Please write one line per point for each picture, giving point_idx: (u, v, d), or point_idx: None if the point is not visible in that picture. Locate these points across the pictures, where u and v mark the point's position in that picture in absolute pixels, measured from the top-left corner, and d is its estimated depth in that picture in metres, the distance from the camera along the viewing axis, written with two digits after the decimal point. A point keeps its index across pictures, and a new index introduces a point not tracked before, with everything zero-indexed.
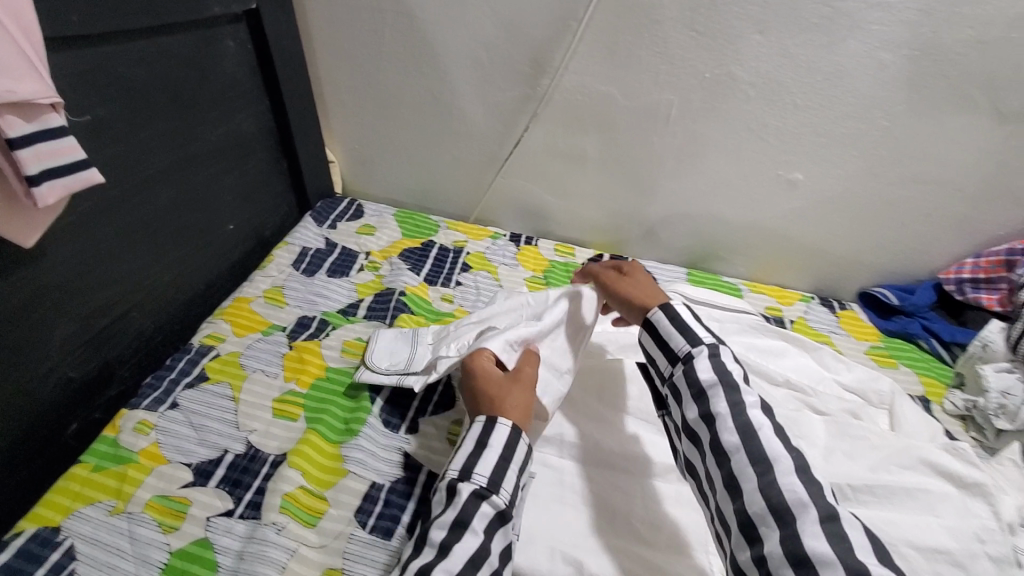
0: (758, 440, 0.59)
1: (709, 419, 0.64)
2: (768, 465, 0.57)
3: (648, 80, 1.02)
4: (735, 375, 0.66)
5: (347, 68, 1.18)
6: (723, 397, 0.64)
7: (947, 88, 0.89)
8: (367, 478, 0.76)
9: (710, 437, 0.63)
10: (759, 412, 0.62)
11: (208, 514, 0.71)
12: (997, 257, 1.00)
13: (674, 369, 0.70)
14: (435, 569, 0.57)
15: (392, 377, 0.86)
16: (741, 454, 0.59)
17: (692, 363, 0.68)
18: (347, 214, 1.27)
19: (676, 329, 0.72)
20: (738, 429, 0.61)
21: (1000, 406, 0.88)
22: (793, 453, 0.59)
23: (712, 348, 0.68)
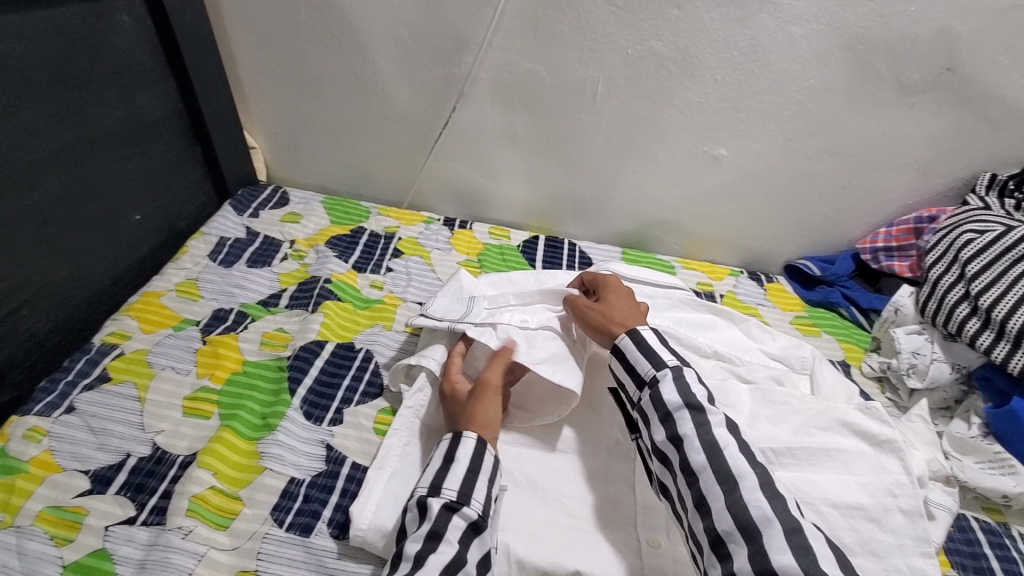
0: (723, 457, 0.60)
1: (676, 441, 0.64)
2: (734, 484, 0.58)
3: (572, 57, 1.01)
4: (700, 396, 0.66)
5: (262, 47, 1.12)
6: (690, 418, 0.64)
7: (853, 60, 0.93)
8: (285, 473, 0.72)
9: (678, 459, 0.63)
10: (725, 431, 0.63)
11: (107, 523, 0.66)
12: (907, 225, 1.07)
13: (642, 393, 0.70)
14: None
15: (447, 324, 0.85)
16: (707, 473, 0.60)
17: (657, 387, 0.68)
18: (271, 202, 1.21)
19: (640, 352, 0.72)
20: (704, 448, 0.61)
21: (911, 365, 0.92)
22: (758, 469, 0.60)
23: (675, 372, 0.68)
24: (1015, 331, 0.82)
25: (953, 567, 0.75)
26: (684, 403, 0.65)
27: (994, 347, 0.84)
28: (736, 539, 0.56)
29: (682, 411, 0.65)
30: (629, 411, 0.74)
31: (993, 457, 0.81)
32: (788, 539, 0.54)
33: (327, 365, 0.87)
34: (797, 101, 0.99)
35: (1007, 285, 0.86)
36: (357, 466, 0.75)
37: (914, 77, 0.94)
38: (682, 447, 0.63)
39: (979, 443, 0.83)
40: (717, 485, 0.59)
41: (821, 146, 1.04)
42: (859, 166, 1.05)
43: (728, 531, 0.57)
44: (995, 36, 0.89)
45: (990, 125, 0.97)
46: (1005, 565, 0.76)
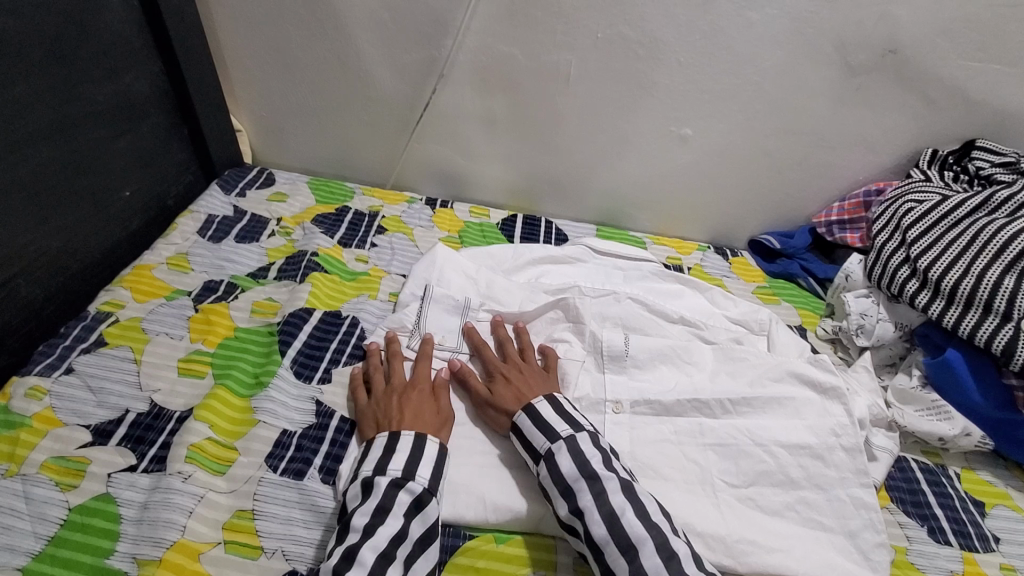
0: (621, 526, 0.64)
1: (579, 513, 0.66)
2: (633, 553, 0.62)
3: (547, 40, 1.07)
4: (595, 462, 0.70)
5: (246, 31, 1.15)
6: (587, 489, 0.67)
7: (804, 43, 1.01)
8: (278, 425, 0.77)
9: (584, 531, 0.66)
10: (621, 497, 0.66)
11: (110, 470, 0.70)
12: (857, 199, 1.15)
13: (539, 468, 0.72)
14: (361, 547, 0.60)
15: (445, 354, 0.90)
16: (611, 545, 0.63)
17: (552, 460, 0.70)
18: (257, 182, 1.25)
19: (535, 426, 0.74)
20: (604, 519, 0.65)
21: (860, 325, 1.00)
22: (654, 531, 0.64)
23: (569, 442, 0.71)
24: (949, 288, 0.91)
25: (891, 501, 0.83)
26: (580, 474, 0.68)
27: (931, 304, 0.93)
28: None
29: (580, 483, 0.68)
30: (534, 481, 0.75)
31: (930, 404, 0.90)
32: None
33: (315, 331, 0.91)
34: (755, 83, 1.06)
35: (943, 249, 0.94)
36: (346, 420, 0.80)
37: (861, 59, 1.01)
38: (585, 519, 0.66)
39: (919, 392, 0.91)
40: (621, 558, 0.63)
41: (778, 125, 1.11)
42: (814, 144, 1.13)
43: None
44: (932, 20, 0.97)
45: (930, 104, 1.05)
46: (941, 500, 0.84)
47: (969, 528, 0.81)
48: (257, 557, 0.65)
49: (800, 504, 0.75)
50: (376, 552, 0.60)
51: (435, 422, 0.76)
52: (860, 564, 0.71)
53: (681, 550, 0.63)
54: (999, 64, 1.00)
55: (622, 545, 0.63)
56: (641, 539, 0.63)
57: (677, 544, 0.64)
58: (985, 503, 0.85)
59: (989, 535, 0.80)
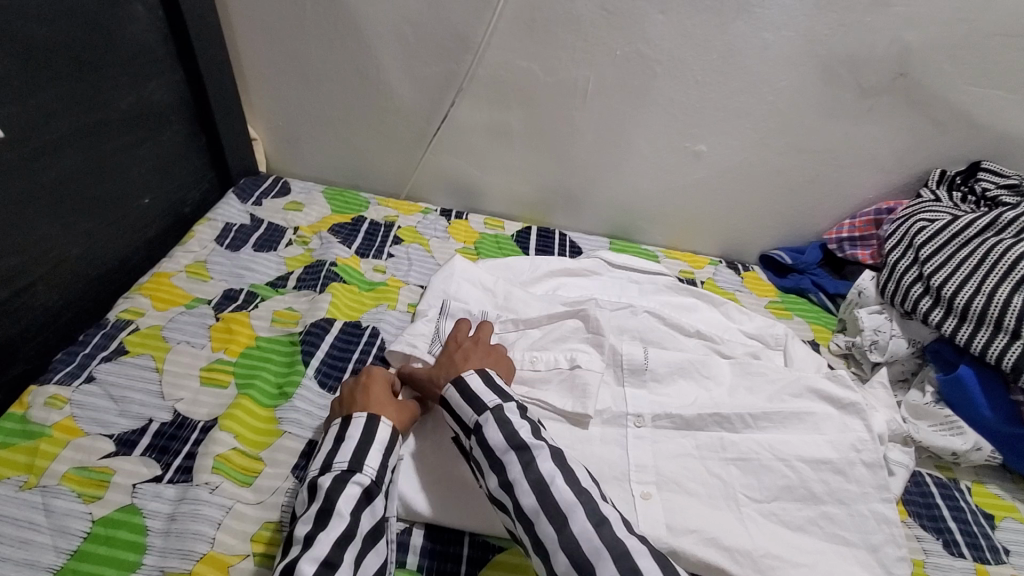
0: (550, 493, 0.63)
1: (508, 485, 0.66)
2: (563, 520, 0.61)
3: (565, 56, 1.09)
4: (524, 432, 0.69)
5: (267, 42, 1.16)
6: (517, 460, 0.66)
7: (818, 64, 1.03)
8: (304, 436, 0.77)
9: (511, 503, 0.65)
10: (551, 464, 0.66)
11: (135, 481, 0.69)
12: (868, 217, 1.17)
13: (470, 441, 0.71)
14: (300, 559, 0.58)
15: None
16: (540, 515, 0.62)
17: (480, 432, 0.70)
18: (273, 191, 1.25)
19: (463, 398, 0.73)
20: (533, 489, 0.64)
21: (874, 341, 1.01)
22: (586, 501, 0.63)
23: (496, 413, 0.70)
24: (962, 306, 0.93)
25: (910, 515, 0.84)
26: (510, 445, 0.68)
27: (943, 321, 0.95)
28: None
29: (510, 454, 0.67)
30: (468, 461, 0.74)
31: (943, 420, 0.91)
32: (616, 564, 0.58)
33: (337, 340, 0.91)
34: (770, 102, 1.08)
35: (956, 267, 0.96)
36: None
37: (873, 81, 1.04)
38: (513, 491, 0.65)
39: (931, 408, 0.92)
40: (549, 525, 0.62)
41: (789, 143, 1.13)
42: (826, 162, 1.15)
43: (563, 574, 0.59)
44: (943, 46, 0.99)
45: (938, 125, 1.08)
46: (954, 513, 0.85)
47: (980, 541, 0.82)
48: None
49: (822, 519, 0.76)
50: (315, 561, 0.57)
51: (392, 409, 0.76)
52: None
53: (609, 516, 0.63)
54: (1004, 89, 1.03)
55: (551, 514, 0.62)
56: (571, 505, 0.62)
57: (607, 511, 0.63)
58: (995, 516, 0.86)
59: (1000, 547, 0.81)
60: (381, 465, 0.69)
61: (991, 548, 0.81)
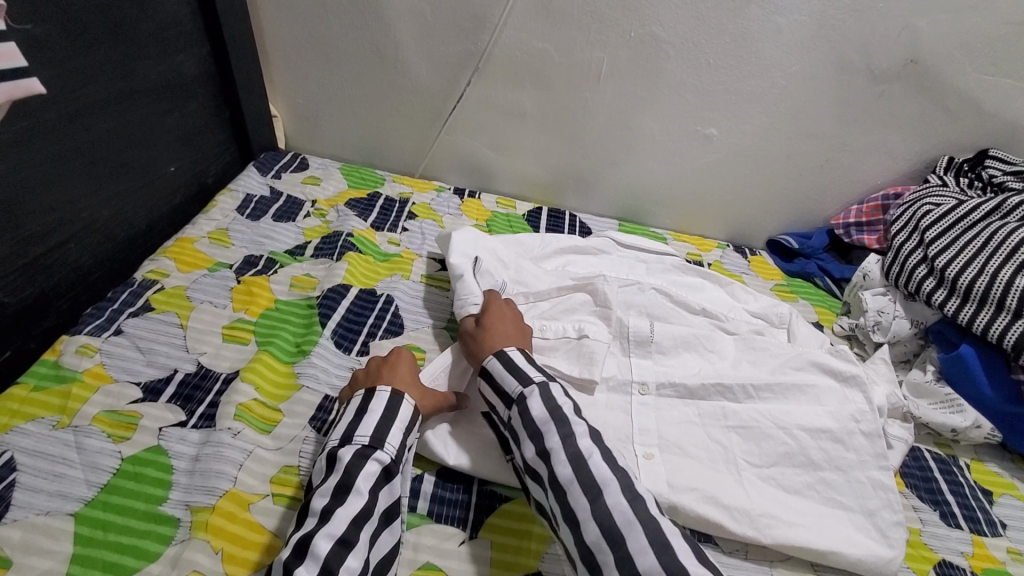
0: (588, 467, 0.64)
1: (544, 455, 0.67)
2: (597, 491, 0.62)
3: (581, 38, 1.11)
4: (565, 409, 0.70)
5: (290, 19, 1.20)
6: (556, 431, 0.68)
7: (830, 49, 1.05)
8: (321, 390, 0.80)
9: (547, 472, 0.66)
10: (588, 441, 0.66)
11: (161, 425, 0.73)
12: (876, 202, 1.19)
13: (510, 411, 0.73)
14: (316, 535, 0.58)
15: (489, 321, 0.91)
16: (574, 485, 0.63)
17: (524, 402, 0.71)
18: (291, 166, 1.29)
19: (506, 370, 0.76)
20: (570, 460, 0.65)
21: (876, 322, 1.03)
22: (620, 475, 0.64)
23: (541, 387, 0.72)
24: (964, 287, 0.95)
25: (907, 487, 0.86)
26: (551, 416, 0.69)
27: (946, 302, 0.96)
28: (603, 548, 0.59)
29: (549, 425, 0.68)
30: (501, 431, 0.76)
31: (944, 398, 0.93)
32: (648, 539, 0.57)
33: (352, 305, 0.94)
34: (781, 86, 1.10)
35: (960, 249, 0.98)
36: None
37: (883, 66, 1.05)
38: (550, 461, 0.66)
39: (933, 386, 0.95)
40: (583, 496, 0.62)
41: (799, 128, 1.15)
42: (834, 148, 1.16)
43: (594, 542, 0.59)
44: (954, 32, 1.01)
45: (948, 113, 1.09)
46: (951, 487, 0.87)
47: (977, 514, 0.83)
48: None
49: (820, 484, 0.78)
50: (331, 538, 0.58)
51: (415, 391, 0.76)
52: (877, 540, 0.74)
53: (643, 490, 0.63)
54: (1013, 78, 1.04)
55: (585, 485, 0.63)
56: (606, 480, 0.62)
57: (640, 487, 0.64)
58: (993, 492, 0.87)
59: (996, 521, 0.83)
60: (399, 445, 0.69)
61: (988, 521, 0.83)
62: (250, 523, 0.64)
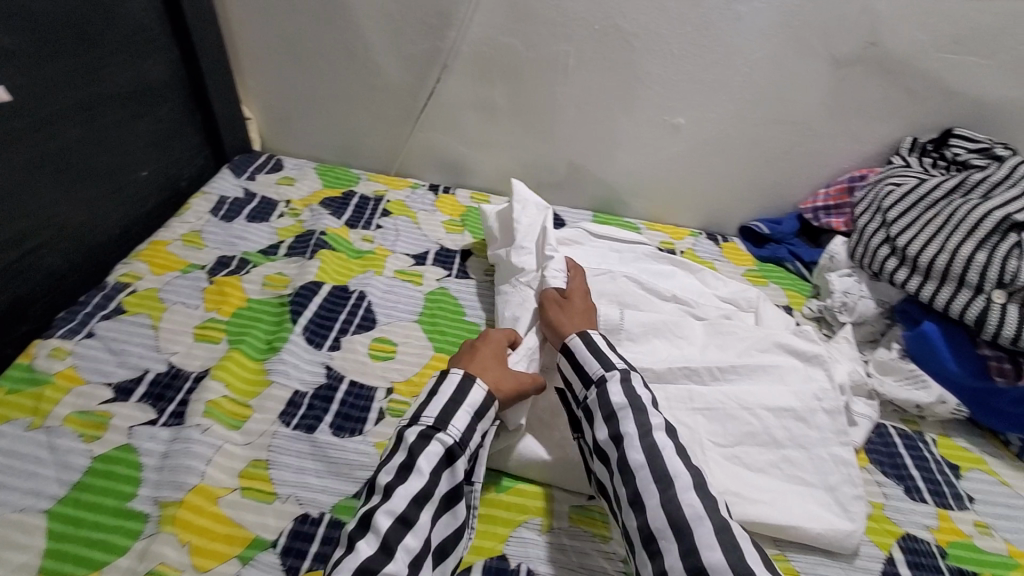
0: (662, 459, 0.65)
1: (617, 439, 0.69)
2: (669, 482, 0.63)
3: (547, 32, 1.12)
4: (644, 399, 0.72)
5: (259, 21, 1.20)
6: (631, 418, 0.69)
7: (790, 35, 1.06)
8: (290, 386, 0.81)
9: (617, 456, 0.68)
10: (663, 434, 0.68)
11: (131, 424, 0.74)
12: (842, 184, 1.20)
13: (588, 392, 0.75)
14: (377, 510, 0.62)
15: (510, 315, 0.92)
16: (645, 471, 0.65)
17: (604, 386, 0.74)
18: (266, 167, 1.30)
19: (591, 353, 0.78)
20: (644, 449, 0.66)
21: (843, 303, 1.05)
22: (692, 470, 0.65)
23: (623, 374, 0.74)
24: (926, 263, 0.97)
25: (870, 462, 0.88)
26: (628, 402, 0.71)
27: (909, 280, 0.99)
28: (667, 536, 0.61)
29: (625, 410, 0.70)
30: (574, 411, 0.78)
31: (908, 374, 0.95)
32: (717, 536, 0.59)
33: (323, 304, 0.95)
34: (745, 73, 1.12)
35: (920, 227, 1.00)
36: (355, 384, 0.84)
37: (843, 51, 1.07)
38: (622, 446, 0.68)
39: (899, 363, 0.96)
40: (653, 483, 0.64)
41: (766, 114, 1.16)
42: (800, 133, 1.18)
43: (660, 528, 0.61)
44: (911, 15, 1.02)
45: (910, 94, 1.11)
46: (917, 462, 0.89)
47: (944, 488, 0.85)
48: (271, 501, 0.68)
49: (783, 462, 0.79)
50: (392, 514, 0.61)
51: (490, 371, 0.77)
52: (839, 515, 0.76)
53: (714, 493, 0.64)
54: (974, 56, 1.05)
55: (657, 474, 0.64)
56: (679, 474, 0.64)
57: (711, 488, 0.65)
58: (961, 466, 0.89)
59: (963, 495, 0.85)
60: (466, 427, 0.70)
61: (953, 495, 0.85)
62: (217, 516, 0.66)
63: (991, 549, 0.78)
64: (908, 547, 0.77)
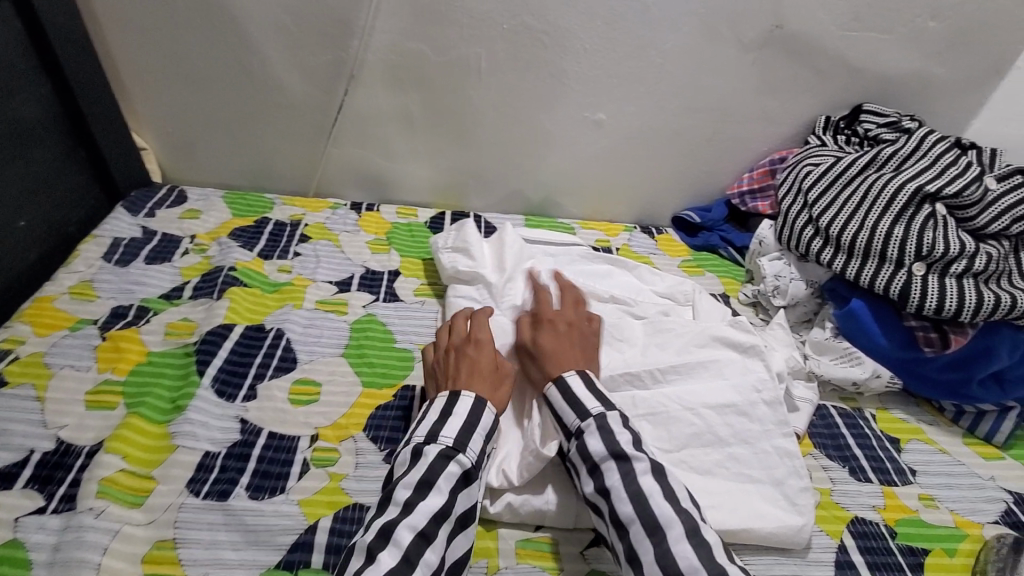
0: (649, 504, 0.62)
1: (605, 492, 0.65)
2: (662, 534, 0.60)
3: (454, 35, 1.07)
4: (625, 443, 0.68)
5: (140, 42, 1.09)
6: (616, 469, 0.66)
7: (699, 23, 1.05)
8: (199, 448, 0.74)
9: (608, 510, 0.65)
10: (650, 479, 0.65)
11: (16, 514, 0.65)
12: (764, 167, 1.21)
13: (569, 445, 0.71)
14: (399, 525, 0.60)
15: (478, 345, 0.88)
16: (637, 524, 0.62)
17: (582, 439, 0.69)
18: (167, 201, 1.19)
19: (566, 402, 0.73)
20: (631, 497, 0.63)
21: (775, 286, 1.05)
22: (683, 514, 0.62)
23: (599, 421, 0.69)
24: (847, 242, 0.98)
25: (815, 447, 0.88)
26: (609, 452, 0.67)
27: (834, 260, 1.00)
28: None
29: (609, 462, 0.67)
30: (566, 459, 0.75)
31: (843, 352, 0.96)
32: None
33: (237, 345, 0.88)
34: (659, 64, 1.10)
35: (841, 205, 1.01)
36: (274, 436, 0.77)
37: (751, 35, 1.07)
38: (610, 498, 0.65)
39: (833, 342, 0.97)
40: (646, 537, 0.61)
41: (685, 103, 1.15)
42: (719, 120, 1.18)
43: None
44: None
45: (819, 74, 1.12)
46: (859, 440, 0.90)
47: (887, 465, 0.86)
48: None
49: (730, 460, 0.78)
50: (414, 531, 0.59)
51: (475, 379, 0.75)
52: (788, 510, 0.75)
53: (709, 537, 0.61)
54: (876, 31, 1.07)
55: (648, 525, 0.61)
56: (669, 522, 0.61)
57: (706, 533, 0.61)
58: (900, 439, 0.91)
59: (905, 469, 0.86)
60: (482, 450, 0.69)
61: (895, 470, 0.86)
62: None
63: (936, 522, 0.80)
64: (858, 531, 0.77)
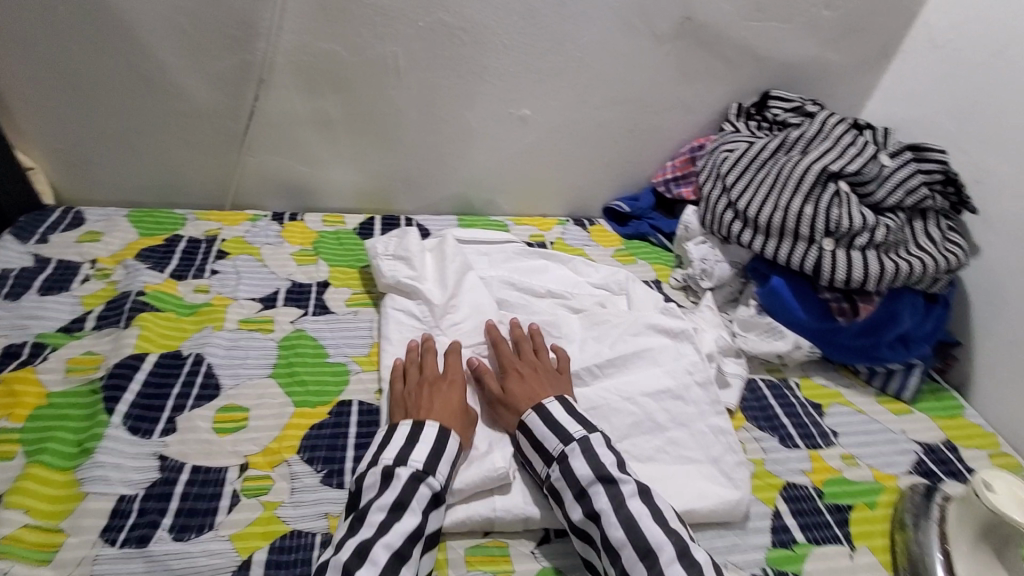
0: (640, 529, 0.65)
1: (594, 517, 0.67)
2: (654, 558, 0.64)
3: (368, 34, 1.03)
4: (610, 465, 0.71)
5: (14, 49, 0.99)
6: (604, 492, 0.68)
7: (613, 16, 1.07)
8: (113, 493, 0.68)
9: (600, 535, 0.67)
10: (639, 501, 0.68)
11: None
12: (685, 155, 1.25)
13: (550, 470, 0.73)
14: (374, 543, 0.62)
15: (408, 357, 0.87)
16: (629, 549, 0.64)
17: (566, 462, 0.71)
18: (62, 224, 1.08)
19: (548, 428, 0.74)
20: (622, 523, 0.66)
21: (702, 270, 1.09)
22: (674, 537, 0.65)
23: (583, 445, 0.72)
24: (764, 223, 1.03)
25: (747, 421, 0.92)
26: (596, 476, 0.69)
27: (753, 240, 1.05)
28: None
29: (597, 486, 0.69)
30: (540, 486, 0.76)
31: (766, 327, 1.02)
32: None
33: (152, 375, 0.81)
34: (578, 58, 1.11)
35: (756, 188, 1.06)
36: (198, 470, 0.72)
37: (663, 27, 1.10)
38: (601, 523, 0.67)
39: (756, 318, 1.03)
40: (638, 560, 0.64)
41: (606, 95, 1.17)
42: (641, 111, 1.20)
43: None
44: None
45: (728, 63, 1.17)
46: (786, 409, 0.95)
47: (812, 429, 0.92)
48: None
49: (669, 445, 0.80)
50: (388, 548, 0.62)
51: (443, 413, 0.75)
52: (726, 485, 0.77)
53: (700, 558, 0.64)
54: (776, 21, 1.13)
55: (642, 550, 0.64)
56: (659, 544, 0.65)
57: (695, 553, 0.65)
58: (822, 403, 0.97)
59: (828, 432, 0.92)
60: (450, 474, 0.71)
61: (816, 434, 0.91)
62: None
63: (854, 478, 0.86)
64: (790, 495, 0.82)
